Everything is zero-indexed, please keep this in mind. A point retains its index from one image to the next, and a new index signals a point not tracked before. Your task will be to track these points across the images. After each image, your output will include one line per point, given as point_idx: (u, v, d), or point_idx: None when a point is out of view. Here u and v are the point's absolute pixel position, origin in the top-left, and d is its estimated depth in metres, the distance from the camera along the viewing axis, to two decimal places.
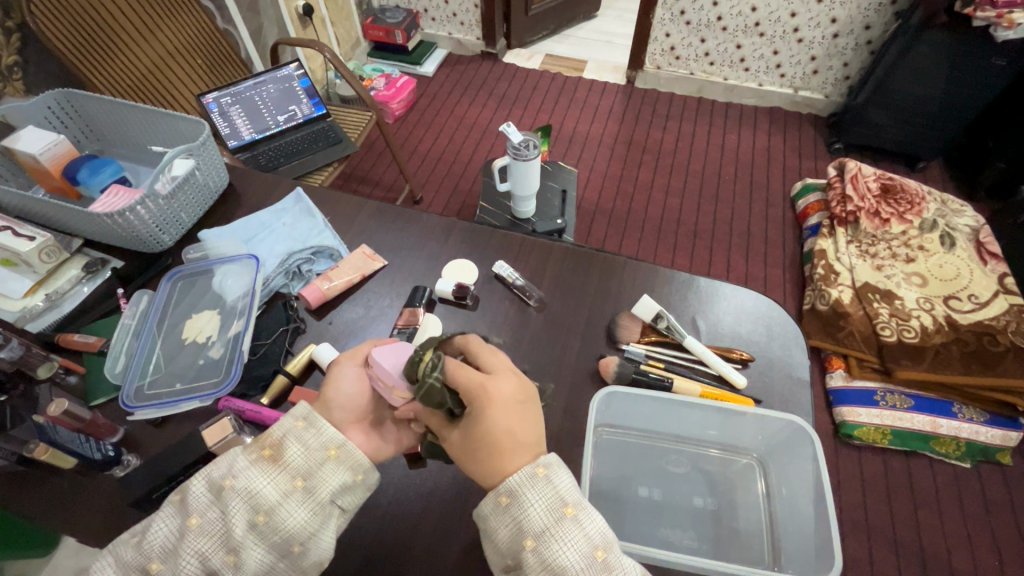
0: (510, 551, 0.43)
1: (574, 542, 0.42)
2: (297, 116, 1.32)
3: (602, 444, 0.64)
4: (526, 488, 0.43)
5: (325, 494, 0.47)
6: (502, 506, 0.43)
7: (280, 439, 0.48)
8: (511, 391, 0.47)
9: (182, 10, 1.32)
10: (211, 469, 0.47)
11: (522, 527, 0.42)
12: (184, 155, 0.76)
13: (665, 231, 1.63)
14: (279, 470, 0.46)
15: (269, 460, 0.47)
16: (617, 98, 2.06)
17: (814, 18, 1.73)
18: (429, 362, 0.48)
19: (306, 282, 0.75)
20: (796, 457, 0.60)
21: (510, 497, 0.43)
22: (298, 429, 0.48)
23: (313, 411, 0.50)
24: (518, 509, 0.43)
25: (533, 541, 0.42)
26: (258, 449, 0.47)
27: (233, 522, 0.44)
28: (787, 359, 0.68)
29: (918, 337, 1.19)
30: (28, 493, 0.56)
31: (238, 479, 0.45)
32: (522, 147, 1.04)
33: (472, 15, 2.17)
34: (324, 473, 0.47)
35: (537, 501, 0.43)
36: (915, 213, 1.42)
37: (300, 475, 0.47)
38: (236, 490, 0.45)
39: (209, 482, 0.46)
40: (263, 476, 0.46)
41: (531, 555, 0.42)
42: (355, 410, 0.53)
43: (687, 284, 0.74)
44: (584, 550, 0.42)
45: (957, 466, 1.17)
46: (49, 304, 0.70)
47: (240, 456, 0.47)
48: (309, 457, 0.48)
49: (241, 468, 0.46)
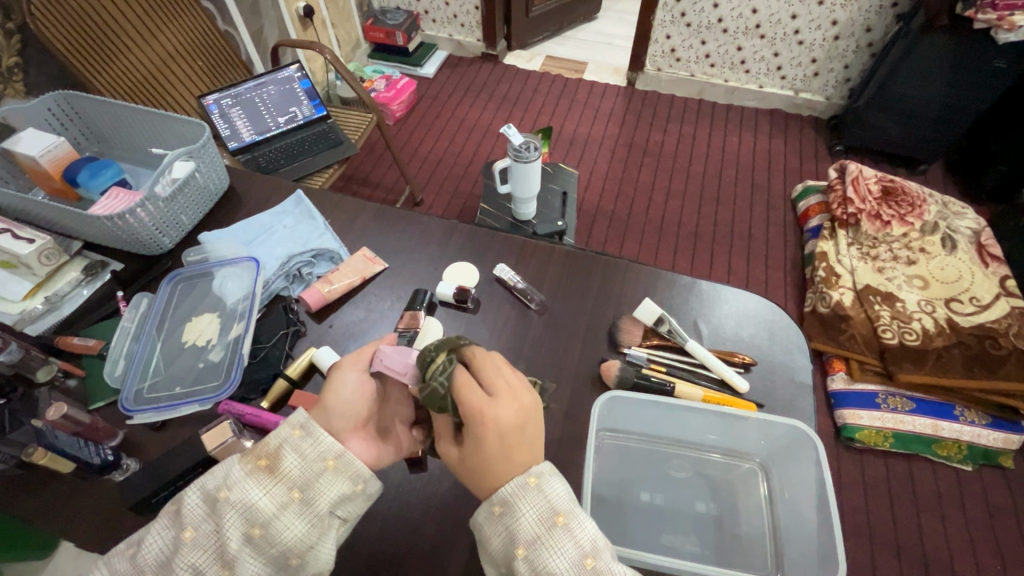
0: (503, 559, 0.43)
1: (564, 551, 0.41)
2: (297, 118, 1.32)
3: (603, 448, 0.64)
4: (519, 497, 0.43)
5: (323, 505, 0.46)
6: (496, 516, 0.44)
7: (276, 449, 0.47)
8: (510, 418, 0.45)
9: (182, 11, 1.32)
10: (206, 481, 0.46)
11: (514, 535, 0.42)
12: (184, 157, 0.76)
13: (665, 233, 1.63)
14: (275, 483, 0.46)
15: (266, 471, 0.46)
16: (618, 100, 2.06)
17: (814, 20, 1.73)
18: (438, 365, 0.47)
19: (306, 285, 0.75)
20: (797, 462, 0.60)
21: (503, 507, 0.44)
22: (295, 438, 0.48)
23: (311, 420, 0.49)
24: (511, 519, 0.43)
25: (524, 549, 0.42)
26: (254, 459, 0.47)
27: (228, 536, 0.43)
28: (789, 363, 0.68)
29: (919, 341, 1.19)
30: (24, 499, 0.56)
31: (233, 491, 0.45)
32: (522, 149, 1.03)
33: (472, 17, 2.17)
34: (322, 485, 0.47)
35: (528, 511, 0.43)
36: (916, 216, 1.41)
37: (298, 487, 0.46)
38: (230, 502, 0.44)
39: (203, 493, 0.46)
40: (258, 487, 0.45)
41: (523, 563, 0.42)
42: (357, 415, 0.52)
43: (688, 287, 0.74)
44: (573, 558, 0.41)
45: (959, 470, 1.16)
46: (48, 306, 0.70)
47: (236, 467, 0.46)
48: (306, 469, 0.47)
49: (236, 480, 0.46)
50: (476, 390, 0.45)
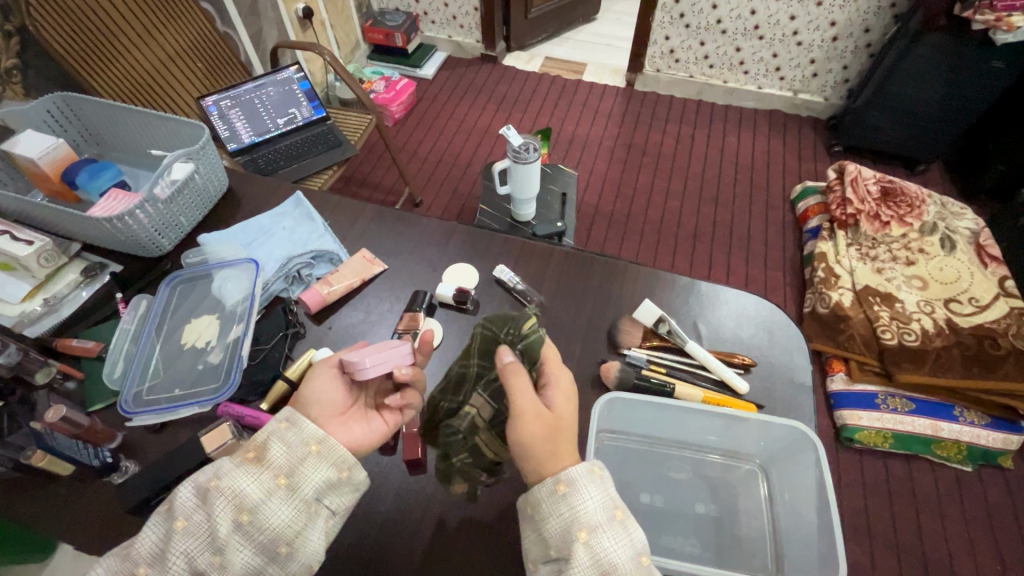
0: (558, 543, 0.43)
1: (623, 544, 0.42)
2: (297, 120, 1.32)
3: (603, 449, 0.64)
4: (586, 481, 0.44)
5: (307, 489, 0.46)
6: (559, 495, 0.43)
7: (264, 441, 0.48)
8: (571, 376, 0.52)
9: (182, 13, 1.32)
10: (198, 474, 0.46)
11: (577, 518, 0.43)
12: (183, 158, 0.76)
13: (665, 234, 1.63)
14: (262, 470, 0.46)
15: (254, 462, 0.46)
16: (617, 100, 2.06)
17: (813, 21, 1.74)
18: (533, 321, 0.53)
19: (305, 286, 0.75)
20: (797, 463, 0.59)
21: (568, 487, 0.44)
22: (281, 430, 0.49)
23: (296, 412, 0.50)
24: (575, 500, 0.43)
25: (586, 533, 0.42)
26: (243, 452, 0.47)
27: (219, 521, 0.43)
28: (789, 365, 0.68)
29: (918, 341, 1.19)
30: (23, 500, 0.56)
31: (223, 479, 0.45)
32: (521, 150, 1.03)
33: (471, 18, 2.17)
34: (307, 470, 0.47)
35: (595, 495, 0.44)
36: (915, 216, 1.42)
37: (283, 473, 0.46)
38: (221, 490, 0.44)
39: (196, 487, 0.45)
40: (247, 476, 0.45)
41: (583, 547, 0.41)
42: (336, 403, 0.54)
43: (687, 288, 0.74)
44: (630, 553, 0.42)
45: (958, 470, 1.16)
46: (47, 308, 0.69)
47: (228, 460, 0.47)
48: (291, 455, 0.47)
49: (226, 470, 0.45)
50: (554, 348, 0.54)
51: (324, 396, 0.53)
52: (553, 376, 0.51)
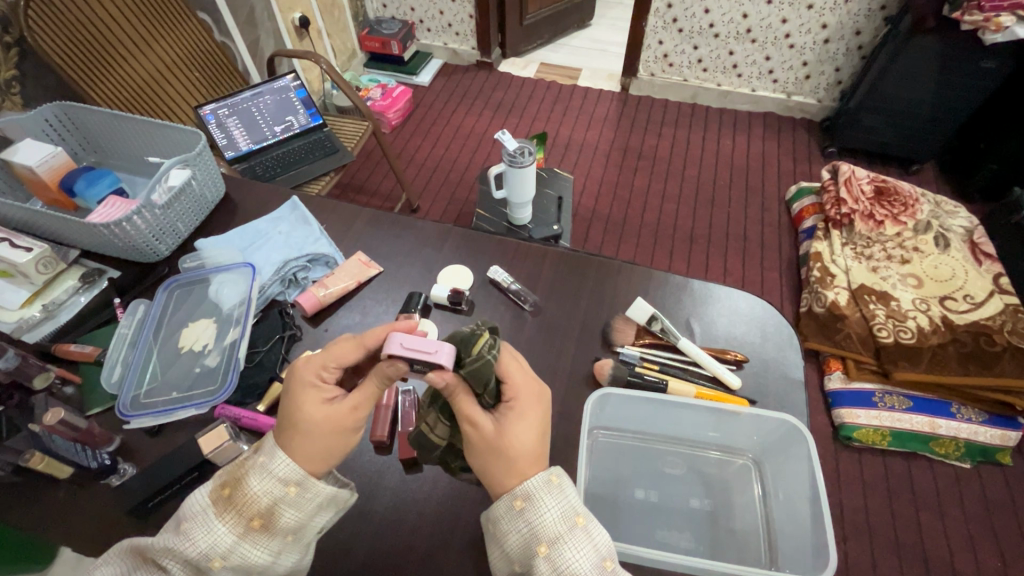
0: (521, 557, 0.44)
1: (585, 551, 0.43)
2: (294, 127, 1.33)
3: (597, 446, 0.64)
4: (542, 492, 0.44)
5: (312, 535, 0.49)
6: (516, 510, 0.44)
7: (270, 508, 0.46)
8: (538, 408, 0.49)
9: (179, 23, 1.34)
10: (183, 541, 0.44)
11: (536, 532, 0.43)
12: (180, 166, 0.77)
13: (661, 236, 1.64)
14: (270, 537, 0.46)
15: (261, 530, 0.46)
16: (612, 105, 2.08)
17: (804, 24, 1.76)
18: (486, 340, 0.48)
19: (302, 289, 0.76)
20: (791, 456, 0.60)
21: (525, 501, 0.44)
22: (291, 495, 0.46)
23: (308, 476, 0.47)
24: (533, 513, 0.44)
25: (547, 547, 0.42)
26: (246, 518, 0.46)
27: None
28: (781, 360, 0.68)
29: (914, 338, 1.20)
30: (21, 507, 0.56)
31: (228, 558, 0.45)
32: (517, 155, 1.04)
33: (467, 25, 2.19)
34: (313, 520, 0.49)
35: (551, 507, 0.44)
36: (909, 215, 1.43)
37: (292, 533, 0.47)
38: (227, 568, 0.45)
39: (185, 562, 0.45)
40: (256, 548, 0.46)
41: (544, 561, 0.42)
42: None
43: (680, 286, 0.75)
44: (593, 560, 0.43)
45: (957, 466, 1.16)
46: (46, 314, 0.70)
47: (225, 532, 0.45)
48: (301, 517, 0.47)
49: (231, 546, 0.45)
50: (517, 362, 0.50)
51: (336, 413, 0.48)
52: (506, 407, 0.48)
